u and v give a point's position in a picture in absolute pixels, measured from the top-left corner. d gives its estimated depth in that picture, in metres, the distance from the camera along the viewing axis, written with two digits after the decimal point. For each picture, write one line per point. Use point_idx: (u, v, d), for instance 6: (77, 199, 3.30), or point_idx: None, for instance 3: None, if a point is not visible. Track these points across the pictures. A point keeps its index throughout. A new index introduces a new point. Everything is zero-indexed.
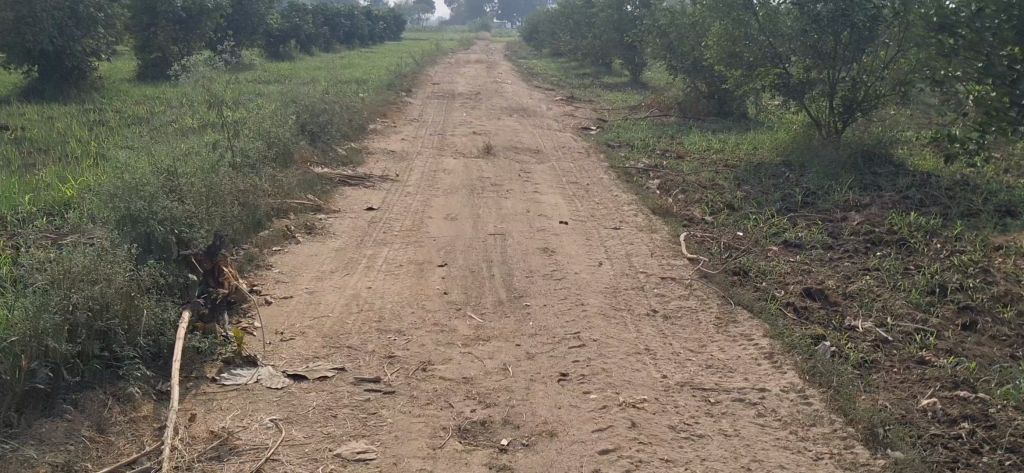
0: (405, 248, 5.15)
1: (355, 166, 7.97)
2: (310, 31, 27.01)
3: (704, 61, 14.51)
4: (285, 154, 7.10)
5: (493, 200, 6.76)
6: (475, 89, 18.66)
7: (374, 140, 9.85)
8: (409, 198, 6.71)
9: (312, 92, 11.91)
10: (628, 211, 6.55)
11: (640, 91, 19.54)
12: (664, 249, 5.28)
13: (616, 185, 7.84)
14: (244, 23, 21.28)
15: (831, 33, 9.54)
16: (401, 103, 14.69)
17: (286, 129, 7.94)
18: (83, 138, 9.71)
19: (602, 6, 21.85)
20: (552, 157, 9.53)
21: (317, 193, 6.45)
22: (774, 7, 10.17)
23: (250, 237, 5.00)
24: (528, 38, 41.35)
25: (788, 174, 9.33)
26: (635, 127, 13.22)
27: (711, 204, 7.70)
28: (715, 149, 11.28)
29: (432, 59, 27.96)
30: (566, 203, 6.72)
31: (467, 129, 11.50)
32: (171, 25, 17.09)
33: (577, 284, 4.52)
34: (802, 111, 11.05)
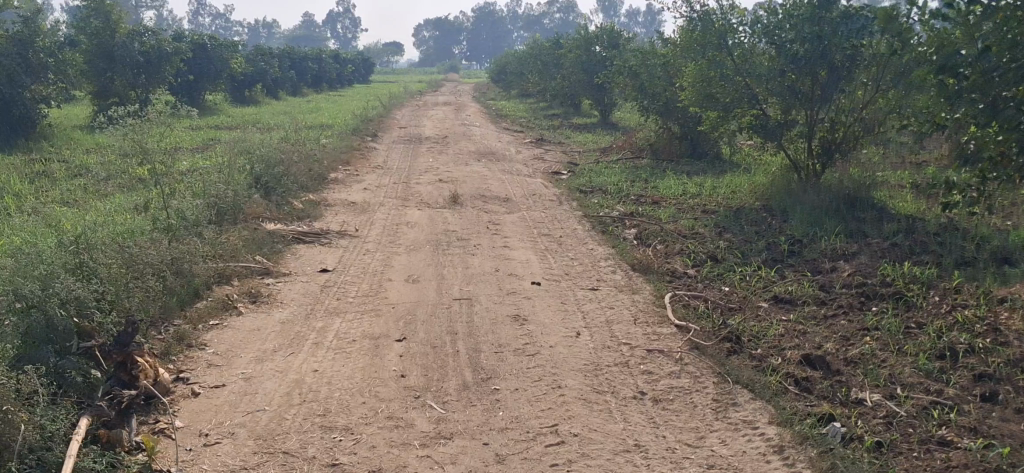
0: (361, 319, 4.60)
1: (311, 220, 7.44)
2: (276, 74, 26.50)
3: (676, 102, 14.16)
4: (232, 211, 6.55)
5: (459, 257, 6.24)
6: (442, 133, 18.23)
7: (335, 190, 9.33)
8: (366, 257, 6.17)
9: (271, 140, 11.38)
10: (605, 267, 6.06)
11: (610, 133, 19.18)
12: (648, 313, 4.78)
13: (591, 236, 7.35)
14: (207, 67, 20.57)
15: (810, 73, 9.16)
16: (366, 149, 14.18)
17: (236, 182, 7.40)
18: (24, 192, 9.10)
19: (570, 47, 21.57)
20: (523, 206, 9.06)
21: (266, 253, 5.90)
22: (750, 47, 9.79)
23: (183, 311, 4.44)
24: (497, 81, 41.16)
25: (770, 220, 8.90)
26: (608, 171, 12.80)
27: (691, 257, 7.23)
28: (691, 193, 10.86)
29: (400, 102, 27.56)
30: (537, 260, 6.22)
31: (433, 176, 11.01)
32: (128, 70, 16.50)
33: (553, 361, 3.99)
34: (780, 152, 10.66)
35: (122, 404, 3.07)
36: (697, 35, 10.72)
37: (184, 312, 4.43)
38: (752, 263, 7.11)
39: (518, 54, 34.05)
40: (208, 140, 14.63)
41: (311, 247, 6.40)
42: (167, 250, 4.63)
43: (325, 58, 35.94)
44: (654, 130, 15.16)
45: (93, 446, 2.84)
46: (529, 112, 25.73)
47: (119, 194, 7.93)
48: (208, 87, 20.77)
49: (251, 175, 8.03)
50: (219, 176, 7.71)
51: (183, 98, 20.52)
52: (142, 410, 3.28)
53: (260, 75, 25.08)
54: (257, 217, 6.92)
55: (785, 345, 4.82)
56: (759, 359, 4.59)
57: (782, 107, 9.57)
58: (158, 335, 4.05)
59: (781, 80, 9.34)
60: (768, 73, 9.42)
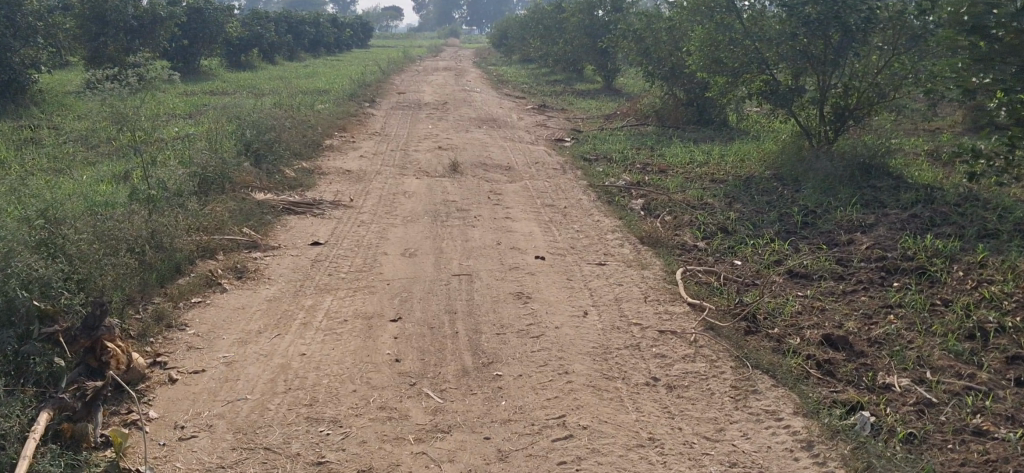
0: (353, 297, 4.32)
1: (305, 190, 7.14)
2: (273, 39, 26.05)
3: (682, 67, 13.80)
4: (219, 181, 6.25)
5: (459, 229, 5.96)
6: (442, 98, 17.88)
7: (331, 157, 9.03)
8: (362, 229, 5.88)
9: (266, 106, 11.06)
10: (612, 240, 5.78)
11: (614, 99, 18.83)
12: (660, 293, 4.49)
13: (597, 207, 7.06)
14: (202, 32, 20.16)
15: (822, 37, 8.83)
16: (365, 115, 13.85)
17: (227, 150, 7.10)
18: (8, 160, 8.80)
19: (572, 10, 21.17)
20: (525, 174, 8.77)
21: (256, 225, 5.61)
22: (762, 10, 9.41)
23: (164, 288, 4.16)
24: (498, 46, 40.64)
25: (781, 190, 8.61)
26: (612, 138, 12.48)
27: (701, 229, 6.94)
28: (698, 162, 10.55)
29: (400, 67, 27.14)
30: (541, 233, 5.94)
31: (432, 144, 10.70)
32: (121, 34, 16.13)
33: (559, 343, 3.72)
34: (790, 119, 10.34)
35: (88, 395, 2.82)
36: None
37: (164, 290, 4.16)
38: (764, 235, 6.82)
39: (519, 18, 33.59)
40: (203, 106, 14.28)
41: (303, 218, 6.11)
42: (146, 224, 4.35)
43: (324, 23, 35.45)
44: (659, 96, 14.81)
45: (54, 444, 2.59)
46: (530, 77, 25.33)
47: (105, 163, 7.63)
48: (204, 52, 20.36)
49: (243, 143, 7.73)
50: (208, 144, 7.41)
51: (179, 63, 20.13)
52: (114, 397, 3.00)
53: (257, 39, 24.64)
54: (247, 187, 6.62)
55: (805, 324, 4.54)
56: (779, 340, 4.32)
57: (793, 72, 9.24)
58: (135, 314, 3.77)
59: (792, 44, 9.01)
60: (778, 37, 9.09)
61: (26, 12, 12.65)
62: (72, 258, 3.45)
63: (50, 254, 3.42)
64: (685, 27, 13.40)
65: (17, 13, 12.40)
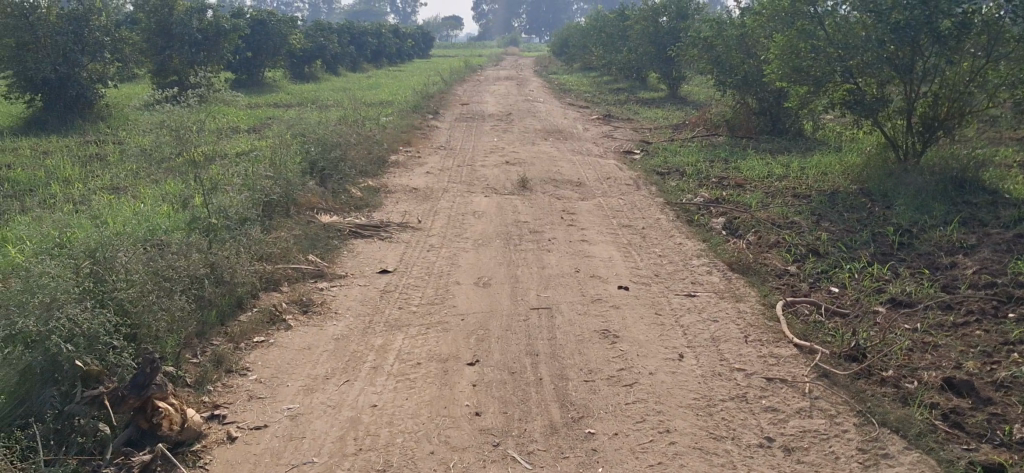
0: (426, 334, 4.00)
1: (371, 210, 6.87)
2: (336, 50, 26.01)
3: (755, 75, 13.30)
4: (281, 205, 5.99)
5: (534, 255, 5.61)
6: (506, 109, 17.57)
7: (396, 174, 8.76)
8: (431, 254, 5.57)
9: (330, 120, 10.85)
10: (699, 266, 5.39)
11: (680, 108, 18.34)
12: (759, 331, 4.10)
13: (678, 227, 6.66)
14: (266, 44, 20.12)
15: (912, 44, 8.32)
16: (429, 128, 13.60)
17: (290, 171, 6.85)
18: (73, 178, 8.68)
19: (637, 18, 20.73)
20: (597, 190, 8.40)
21: (321, 252, 5.33)
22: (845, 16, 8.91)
23: (224, 327, 3.88)
24: (558, 54, 40.26)
25: (871, 207, 8.11)
26: (684, 150, 12.04)
27: (790, 252, 6.50)
28: (777, 176, 10.07)
29: (462, 77, 26.91)
30: (621, 258, 5.57)
31: (499, 158, 10.37)
32: (187, 47, 16.10)
33: (656, 393, 3.34)
34: (875, 130, 9.81)
35: None
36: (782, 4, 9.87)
37: (225, 329, 3.88)
38: (859, 258, 6.36)
39: (581, 26, 33.24)
40: (267, 120, 14.17)
41: (368, 243, 5.82)
42: (206, 258, 4.10)
43: (386, 33, 35.47)
44: (730, 105, 14.33)
45: None
46: (593, 86, 24.93)
47: (169, 183, 7.45)
48: (269, 64, 20.36)
49: (306, 161, 7.49)
50: (273, 163, 7.19)
51: (243, 75, 20.15)
52: (164, 465, 2.72)
53: (320, 51, 24.63)
54: (312, 208, 6.36)
55: (921, 350, 4.17)
56: (899, 370, 3.91)
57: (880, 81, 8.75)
58: (193, 359, 3.50)
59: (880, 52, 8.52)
60: (864, 44, 8.60)
61: (94, 27, 12.63)
62: (123, 305, 3.20)
63: (97, 302, 3.16)
64: (758, 34, 12.90)
65: (85, 29, 12.39)
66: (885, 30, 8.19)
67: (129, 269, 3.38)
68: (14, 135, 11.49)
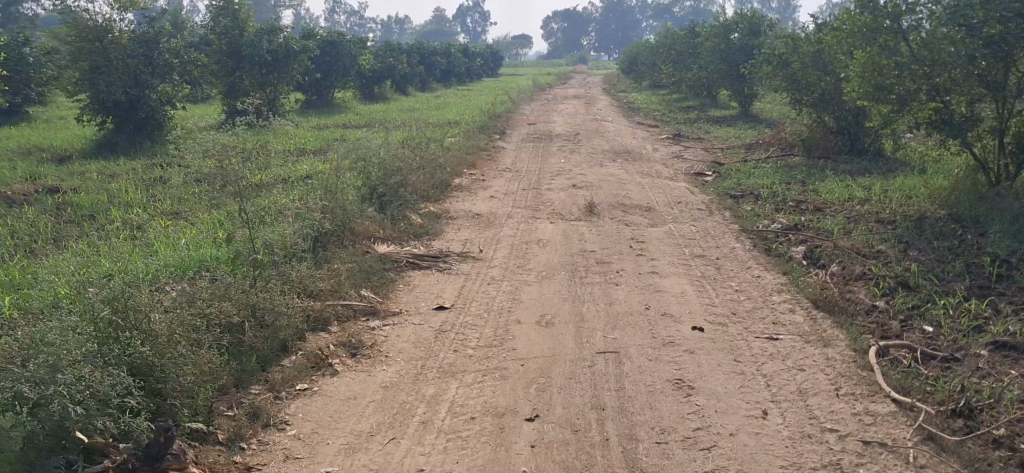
0: (482, 383, 3.68)
1: (431, 238, 6.60)
2: (405, 70, 25.98)
3: (833, 93, 12.76)
4: (335, 234, 5.75)
5: (601, 289, 5.26)
6: (574, 129, 17.25)
7: (460, 198, 8.50)
8: (492, 288, 5.26)
9: (394, 143, 10.65)
10: (780, 303, 4.98)
11: (752, 126, 17.83)
12: (850, 383, 3.69)
13: (755, 258, 6.25)
14: (335, 64, 20.11)
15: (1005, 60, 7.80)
16: (495, 149, 13.32)
17: (349, 198, 6.62)
18: (136, 202, 8.57)
19: (707, 34, 20.27)
20: (669, 215, 8.02)
21: (376, 285, 5.06)
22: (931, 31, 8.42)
23: (265, 374, 3.62)
24: (627, 72, 39.87)
25: (963, 234, 7.58)
26: (759, 171, 11.56)
27: (877, 285, 6.04)
28: (858, 199, 9.55)
29: (529, 96, 26.69)
30: (694, 293, 5.19)
31: (566, 180, 10.03)
32: (256, 68, 16.13)
33: (737, 459, 2.97)
34: (964, 150, 9.26)
35: None
36: (862, 19, 9.38)
37: (265, 377, 3.63)
38: (954, 291, 5.87)
39: (649, 43, 32.81)
40: (333, 141, 14.05)
41: (426, 274, 5.53)
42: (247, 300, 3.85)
43: (454, 52, 35.47)
44: (806, 124, 13.80)
45: None
46: (663, 104, 24.51)
47: (228, 209, 7.27)
48: (337, 85, 20.34)
49: (365, 187, 7.25)
50: (332, 188, 6.97)
51: (312, 96, 20.17)
52: None
53: (389, 71, 24.60)
54: (369, 236, 6.11)
55: None
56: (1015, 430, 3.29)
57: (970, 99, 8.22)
58: (225, 413, 3.26)
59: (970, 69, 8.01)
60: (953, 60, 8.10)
61: (165, 49, 12.65)
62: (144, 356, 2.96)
63: (120, 348, 2.96)
64: (836, 50, 12.37)
65: (155, 52, 12.39)
66: (976, 44, 7.67)
67: (152, 318, 3.13)
68: (84, 158, 11.51)
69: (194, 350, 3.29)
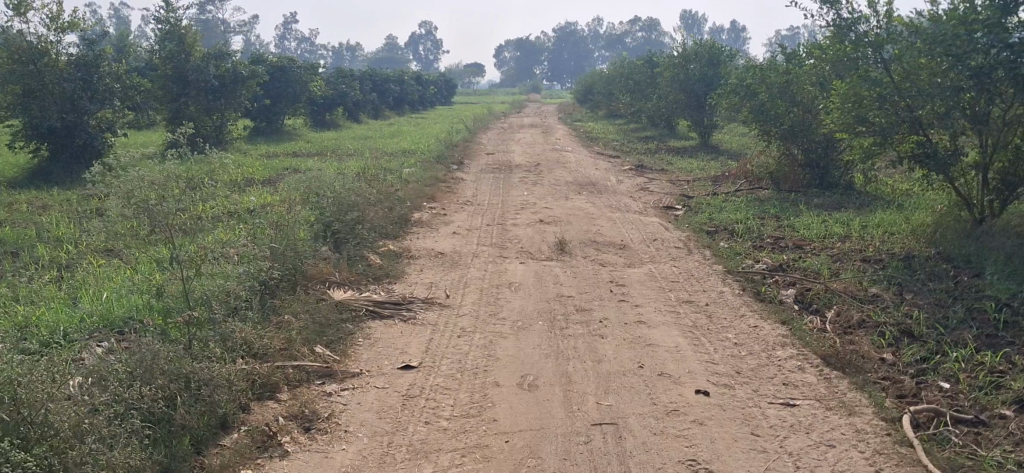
0: (463, 466, 3.10)
1: (392, 280, 6.01)
2: (358, 97, 25.36)
3: (802, 125, 12.40)
4: (285, 278, 5.14)
5: (585, 342, 4.72)
6: (533, 159, 16.77)
7: (421, 235, 7.92)
8: (464, 341, 4.69)
9: (349, 174, 10.04)
10: (785, 360, 4.48)
11: (714, 157, 17.49)
12: (890, 464, 3.19)
13: (747, 304, 5.75)
14: (285, 90, 19.44)
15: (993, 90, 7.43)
16: (455, 180, 12.78)
17: (301, 239, 6.01)
18: (64, 237, 7.84)
19: (666, 64, 19.92)
20: (645, 254, 7.52)
21: (332, 341, 4.46)
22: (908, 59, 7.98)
23: (200, 461, 3.02)
24: (581, 101, 39.61)
25: (956, 276, 7.17)
26: (729, 205, 11.14)
27: (879, 335, 5.57)
28: (838, 236, 9.16)
29: (485, 124, 26.22)
30: (689, 347, 4.67)
31: (531, 215, 9.50)
32: (204, 94, 15.42)
33: None
34: (945, 186, 8.92)
35: None
36: (839, 50, 8.99)
37: (201, 463, 3.03)
38: (963, 341, 5.42)
39: (605, 73, 32.56)
40: (284, 171, 13.40)
41: (388, 325, 4.94)
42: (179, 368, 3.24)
43: (407, 79, 34.94)
44: (773, 156, 13.46)
45: None
46: (621, 133, 24.18)
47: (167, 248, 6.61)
48: (288, 112, 19.67)
49: (319, 223, 6.66)
50: (283, 225, 6.37)
51: (263, 124, 19.49)
52: None
53: (342, 98, 23.98)
54: (324, 280, 5.52)
55: None
56: None
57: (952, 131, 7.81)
58: None
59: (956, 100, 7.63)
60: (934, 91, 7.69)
61: (106, 73, 11.91)
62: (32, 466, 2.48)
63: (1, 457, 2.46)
64: (806, 81, 12.03)
65: (94, 76, 11.66)
66: (965, 80, 7.28)
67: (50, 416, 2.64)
68: (14, 188, 10.70)
69: (108, 442, 2.74)
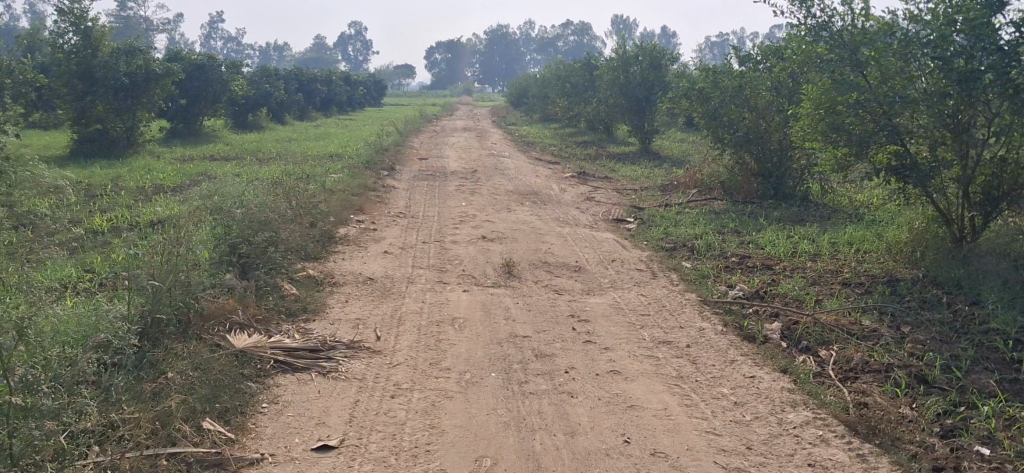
0: None
1: (311, 315, 5.00)
2: (284, 97, 24.11)
3: (757, 132, 11.61)
4: (173, 318, 4.08)
5: (552, 403, 3.78)
6: (470, 165, 15.82)
7: (347, 255, 6.91)
8: (398, 404, 3.71)
9: (267, 183, 8.95)
10: (801, 429, 3.59)
11: (658, 164, 16.72)
12: None
13: (736, 346, 4.85)
14: (204, 89, 18.14)
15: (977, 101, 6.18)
16: (385, 190, 11.73)
17: (198, 269, 4.96)
18: None
19: (604, 67, 19.05)
20: (605, 279, 6.63)
21: (226, 410, 3.44)
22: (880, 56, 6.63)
23: None
24: (515, 104, 38.74)
25: (951, 303, 6.39)
26: (684, 218, 10.34)
27: (889, 382, 4.73)
28: (807, 254, 8.38)
29: (417, 127, 25.16)
30: (681, 410, 3.76)
31: (471, 230, 8.53)
32: (113, 93, 14.12)
33: None
34: (921, 201, 8.17)
35: None
36: (808, 52, 8.13)
37: None
38: (989, 389, 4.58)
39: (540, 76, 31.76)
40: (198, 177, 12.21)
41: (301, 382, 3.91)
42: None
43: (337, 80, 33.70)
44: (723, 163, 12.69)
45: None
46: (558, 138, 23.31)
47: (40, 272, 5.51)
48: (207, 112, 18.36)
49: (224, 245, 5.59)
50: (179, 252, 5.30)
51: (179, 125, 18.15)
52: None
53: (266, 98, 22.70)
54: (225, 321, 4.46)
55: None
56: None
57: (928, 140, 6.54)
58: None
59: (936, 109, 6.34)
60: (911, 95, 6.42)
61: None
62: None
63: None
64: (762, 87, 11.22)
65: None
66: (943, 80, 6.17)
67: None
68: None
69: None
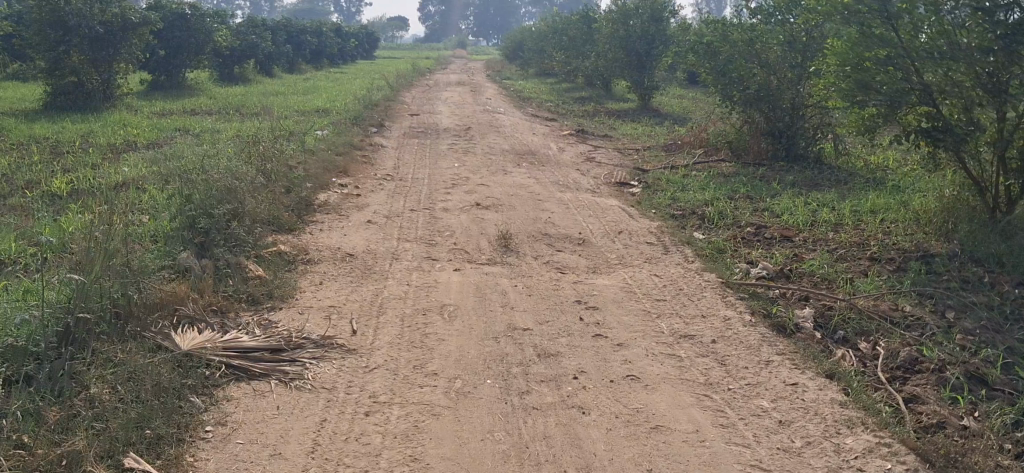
0: None
1: (277, 303, 4.32)
2: (271, 49, 23.20)
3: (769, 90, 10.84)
4: (105, 313, 3.39)
5: (560, 424, 3.12)
6: (464, 122, 15.05)
7: (325, 226, 6.21)
8: (371, 425, 3.05)
9: (242, 143, 8.20)
10: (863, 461, 2.95)
11: (659, 122, 15.95)
12: None
13: (769, 342, 4.19)
14: (186, 39, 17.25)
15: None
16: (373, 149, 10.98)
17: (147, 255, 4.25)
18: None
19: (602, 20, 18.17)
20: (613, 254, 5.95)
21: (158, 439, 2.79)
22: None
23: None
24: (509, 58, 37.80)
25: (997, 284, 5.73)
26: (692, 181, 9.64)
27: (947, 384, 4.08)
28: (828, 224, 7.70)
29: (409, 81, 24.30)
30: (716, 432, 3.11)
31: (463, 195, 7.81)
32: (87, 44, 13.24)
33: None
34: (952, 167, 7.46)
35: None
36: None
37: None
38: None
39: (536, 29, 30.80)
40: (175, 133, 11.42)
41: (257, 395, 3.24)
42: None
43: (327, 31, 32.69)
44: (731, 122, 11.93)
45: None
46: (555, 94, 22.47)
47: None
48: (190, 64, 17.49)
49: (182, 221, 4.88)
50: (126, 230, 4.59)
51: (161, 77, 17.26)
52: None
53: (253, 50, 21.77)
54: (172, 314, 3.77)
55: None
56: None
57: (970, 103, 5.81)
58: None
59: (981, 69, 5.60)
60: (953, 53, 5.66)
61: None
62: None
63: None
64: (775, 41, 10.42)
65: None
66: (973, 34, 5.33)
67: None
68: None
69: None
